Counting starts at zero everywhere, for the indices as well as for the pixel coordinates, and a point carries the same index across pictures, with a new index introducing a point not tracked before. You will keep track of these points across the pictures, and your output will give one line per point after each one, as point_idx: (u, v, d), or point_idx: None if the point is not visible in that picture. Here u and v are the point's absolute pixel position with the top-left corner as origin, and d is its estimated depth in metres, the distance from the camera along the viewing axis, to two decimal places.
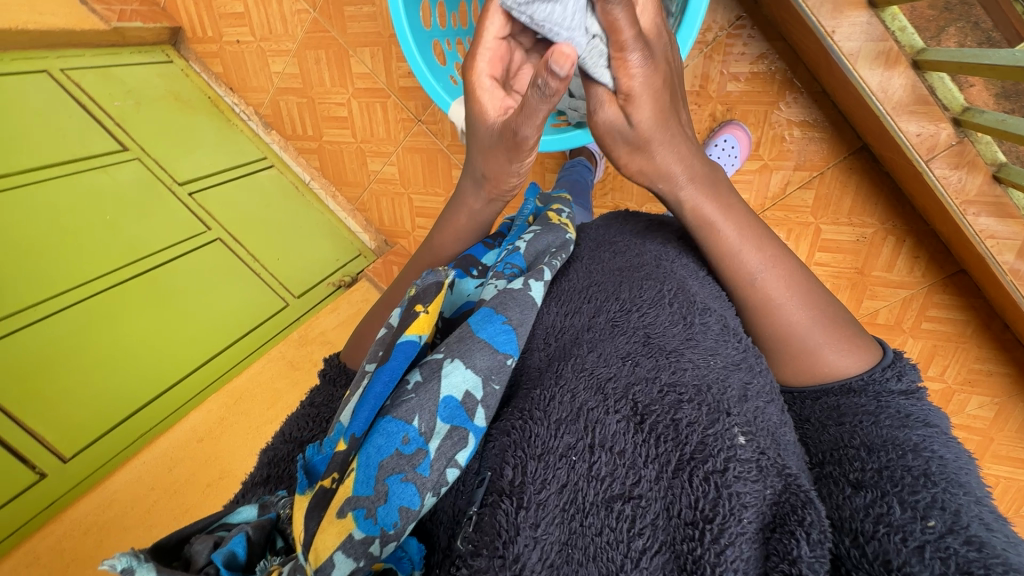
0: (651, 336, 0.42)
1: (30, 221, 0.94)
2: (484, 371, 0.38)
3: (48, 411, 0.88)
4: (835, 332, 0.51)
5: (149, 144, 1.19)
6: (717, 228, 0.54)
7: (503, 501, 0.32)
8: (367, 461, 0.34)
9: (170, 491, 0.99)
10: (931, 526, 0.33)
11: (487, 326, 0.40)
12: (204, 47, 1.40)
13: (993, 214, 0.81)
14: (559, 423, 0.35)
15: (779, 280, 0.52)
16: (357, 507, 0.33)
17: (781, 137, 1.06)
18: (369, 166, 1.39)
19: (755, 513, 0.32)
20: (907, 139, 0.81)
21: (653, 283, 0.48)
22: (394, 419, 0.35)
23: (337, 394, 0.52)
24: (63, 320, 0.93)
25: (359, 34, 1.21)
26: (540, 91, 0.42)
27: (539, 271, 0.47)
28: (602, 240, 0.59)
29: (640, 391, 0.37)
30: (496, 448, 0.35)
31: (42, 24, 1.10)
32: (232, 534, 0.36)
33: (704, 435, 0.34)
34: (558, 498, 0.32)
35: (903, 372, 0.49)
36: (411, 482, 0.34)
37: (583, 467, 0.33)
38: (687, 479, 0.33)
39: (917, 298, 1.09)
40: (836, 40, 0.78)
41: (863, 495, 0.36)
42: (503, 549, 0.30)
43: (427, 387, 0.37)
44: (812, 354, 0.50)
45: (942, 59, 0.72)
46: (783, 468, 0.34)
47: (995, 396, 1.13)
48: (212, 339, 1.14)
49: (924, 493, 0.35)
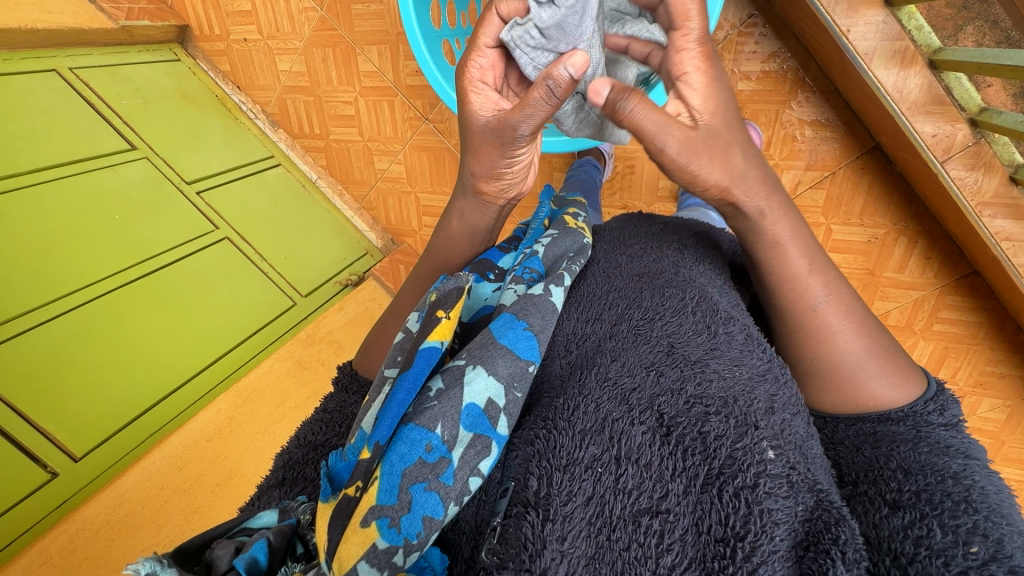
0: (674, 345, 0.42)
1: (40, 221, 0.94)
2: (507, 378, 0.38)
3: (59, 411, 0.88)
4: (885, 362, 0.49)
5: (157, 143, 1.19)
6: (786, 252, 0.50)
7: (529, 513, 0.32)
8: (390, 470, 0.34)
9: (180, 490, 0.99)
10: (973, 552, 0.33)
11: (509, 333, 0.40)
12: (211, 45, 1.40)
13: (1009, 216, 0.79)
14: (584, 434, 0.35)
15: (837, 309, 0.49)
16: (381, 516, 0.33)
17: (792, 137, 1.05)
18: (376, 165, 1.39)
19: (787, 531, 0.31)
20: (922, 139, 0.80)
21: (674, 291, 0.48)
22: (417, 427, 0.35)
23: (350, 399, 0.52)
24: (73, 320, 0.93)
25: (367, 32, 1.21)
26: (550, 92, 0.44)
27: (558, 276, 0.47)
28: (619, 243, 0.59)
29: (665, 403, 0.37)
30: (520, 458, 0.35)
31: (50, 22, 1.10)
32: (254, 540, 0.35)
33: (732, 449, 0.34)
34: (585, 511, 0.32)
35: (945, 407, 0.47)
36: (435, 490, 0.34)
37: (609, 479, 0.33)
38: (716, 494, 0.32)
39: (928, 299, 1.08)
40: (851, 39, 0.77)
41: (901, 515, 0.36)
42: (530, 562, 0.30)
43: (449, 394, 0.36)
44: (856, 383, 0.48)
45: (960, 59, 0.71)
46: (813, 484, 0.34)
47: (1006, 399, 1.12)
48: (222, 339, 1.14)
49: (966, 519, 0.35)
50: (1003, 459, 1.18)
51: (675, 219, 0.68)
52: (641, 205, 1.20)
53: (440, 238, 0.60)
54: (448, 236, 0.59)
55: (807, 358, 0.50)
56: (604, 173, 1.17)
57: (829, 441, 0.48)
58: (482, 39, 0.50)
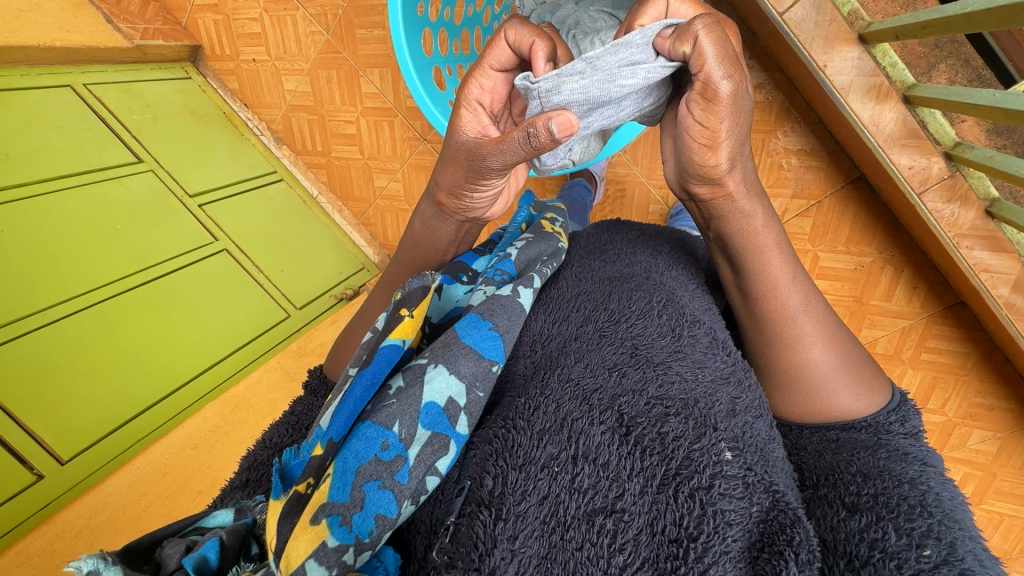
0: (638, 347, 0.43)
1: (45, 227, 0.97)
2: (469, 378, 0.39)
3: (51, 414, 0.90)
4: (853, 374, 0.51)
5: (164, 156, 1.23)
6: (769, 260, 0.51)
7: (482, 512, 0.32)
8: (344, 467, 0.35)
9: (163, 496, 1.01)
10: (926, 555, 0.34)
11: (473, 332, 0.41)
12: (222, 65, 1.45)
13: (987, 247, 0.81)
14: (542, 434, 0.36)
15: (814, 321, 0.51)
16: (333, 514, 0.34)
17: (779, 165, 1.07)
18: (375, 183, 1.42)
19: (741, 532, 0.33)
20: (899, 171, 0.81)
21: (642, 294, 0.50)
22: (373, 424, 0.36)
23: (317, 402, 0.54)
24: (72, 323, 0.96)
25: (370, 56, 1.26)
26: (528, 139, 0.43)
27: (528, 278, 0.48)
28: (594, 248, 0.61)
29: (626, 403, 0.38)
30: (478, 457, 0.36)
31: (68, 41, 1.15)
32: (206, 538, 0.36)
33: (690, 450, 0.35)
34: (539, 510, 0.33)
35: (907, 418, 0.49)
36: (388, 489, 0.35)
37: (565, 478, 0.34)
38: (672, 495, 0.33)
39: (916, 328, 1.09)
40: (827, 74, 0.79)
41: (858, 518, 0.37)
42: (480, 562, 0.30)
43: (409, 392, 0.37)
44: (823, 394, 0.50)
45: (932, 96, 0.73)
46: (770, 484, 0.36)
47: (997, 431, 1.11)
48: (216, 345, 1.17)
49: (921, 522, 0.36)
50: (995, 493, 1.16)
51: (649, 226, 0.70)
52: None
53: (412, 235, 0.59)
54: (414, 241, 0.59)
55: (779, 368, 0.52)
56: (596, 195, 1.19)
57: (793, 446, 0.50)
58: (488, 62, 0.50)
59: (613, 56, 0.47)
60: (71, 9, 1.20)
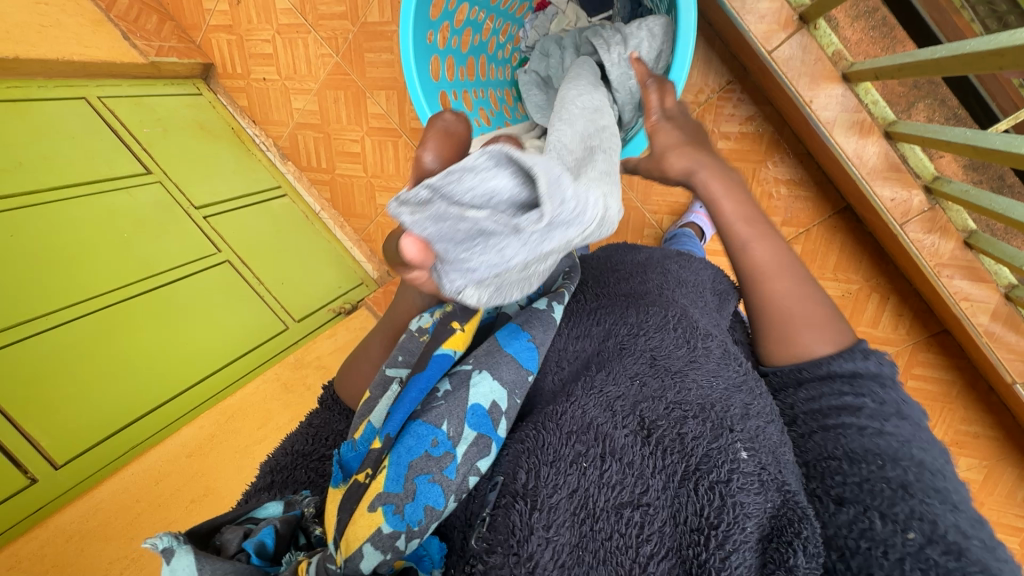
0: (657, 357, 0.45)
1: (54, 233, 0.99)
2: (510, 384, 0.42)
3: (48, 419, 0.91)
4: (820, 317, 0.55)
5: (173, 169, 1.26)
6: (725, 212, 0.57)
7: (517, 502, 0.35)
8: (397, 460, 0.38)
9: (155, 504, 0.99)
10: (911, 538, 0.37)
11: (513, 342, 0.44)
12: (232, 82, 1.49)
13: (965, 277, 0.85)
14: (570, 434, 0.38)
15: (778, 264, 0.56)
16: (387, 503, 0.36)
17: (769, 194, 1.11)
18: (377, 201, 1.46)
19: (756, 524, 0.35)
20: (882, 203, 0.85)
21: (657, 309, 0.52)
22: (425, 423, 0.39)
23: (336, 416, 0.54)
24: (73, 329, 0.97)
25: (377, 78, 1.30)
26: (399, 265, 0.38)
27: (558, 293, 0.52)
28: (606, 266, 0.64)
29: (648, 408, 0.40)
30: (510, 456, 0.38)
31: (86, 55, 1.19)
32: (262, 526, 0.39)
33: (708, 448, 0.38)
34: (569, 502, 0.35)
35: (875, 359, 0.53)
36: (438, 482, 0.37)
37: (593, 474, 0.36)
38: (693, 488, 0.36)
39: (903, 355, 1.11)
40: (813, 109, 0.83)
41: (846, 511, 0.40)
42: (518, 547, 0.33)
43: (456, 395, 0.41)
44: (791, 336, 0.55)
45: (910, 133, 0.77)
46: (782, 484, 0.38)
47: (983, 459, 1.13)
48: (214, 356, 1.18)
49: (903, 506, 0.39)
50: None
51: (653, 249, 0.71)
52: None
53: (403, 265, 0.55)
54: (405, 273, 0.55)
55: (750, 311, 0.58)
56: None
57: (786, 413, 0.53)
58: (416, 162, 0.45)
59: (459, 185, 0.34)
60: (91, 25, 1.24)
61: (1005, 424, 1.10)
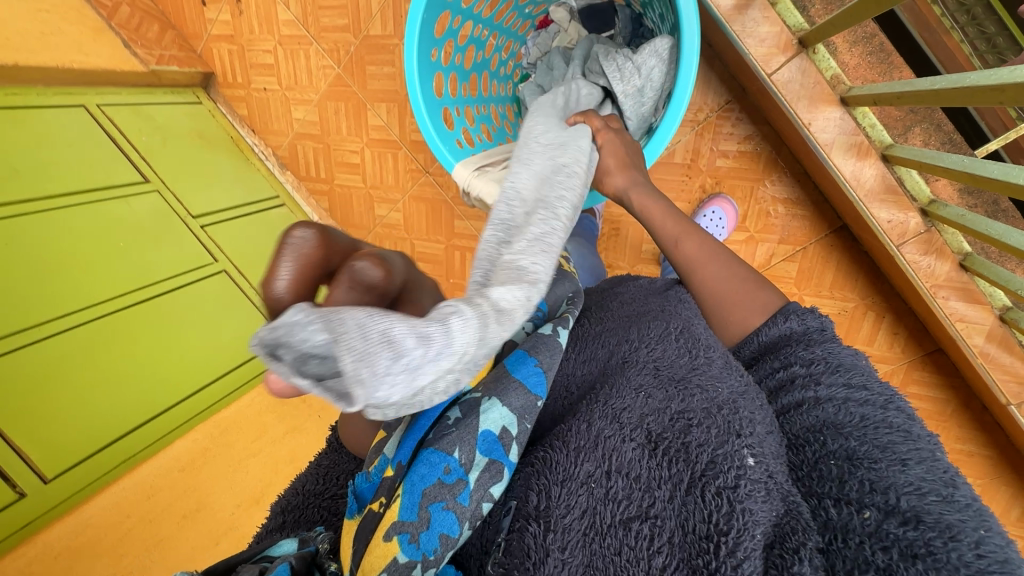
0: (660, 368, 0.47)
1: (48, 242, 0.98)
2: (519, 410, 0.44)
3: (40, 431, 0.90)
4: (752, 293, 0.61)
5: (169, 177, 1.24)
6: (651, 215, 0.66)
7: (530, 525, 0.38)
8: (412, 488, 0.40)
9: (145, 519, 1.01)
10: (868, 516, 0.38)
11: (521, 368, 0.46)
12: (233, 92, 1.49)
13: (961, 298, 0.86)
14: (579, 452, 0.41)
15: (703, 251, 0.63)
16: (402, 532, 0.39)
17: (766, 212, 1.12)
18: (376, 212, 1.45)
19: (762, 529, 0.37)
20: (879, 225, 0.86)
21: (659, 323, 0.54)
22: (437, 451, 0.41)
23: (344, 456, 0.55)
24: (64, 340, 0.95)
25: (378, 91, 1.31)
26: None
27: (563, 318, 0.54)
28: (609, 292, 0.67)
29: (653, 421, 0.43)
30: (522, 480, 0.42)
31: (87, 63, 1.19)
32: (277, 563, 0.38)
33: (713, 455, 0.40)
34: (580, 522, 0.38)
35: (806, 321, 0.57)
36: (452, 509, 0.39)
37: (600, 492, 0.39)
38: (699, 495, 0.38)
39: (897, 373, 1.12)
40: (812, 131, 0.85)
41: (809, 501, 0.41)
42: (534, 567, 0.37)
43: (467, 422, 0.42)
44: (732, 317, 0.61)
45: (907, 157, 0.78)
46: (787, 493, 0.40)
47: (978, 478, 1.13)
48: (208, 368, 1.17)
49: (856, 482, 0.40)
50: None
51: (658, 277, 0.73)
52: (624, 266, 1.26)
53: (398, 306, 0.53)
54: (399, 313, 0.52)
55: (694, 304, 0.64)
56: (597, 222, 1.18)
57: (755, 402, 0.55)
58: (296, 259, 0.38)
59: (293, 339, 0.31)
60: (92, 34, 1.24)
61: (999, 443, 1.10)
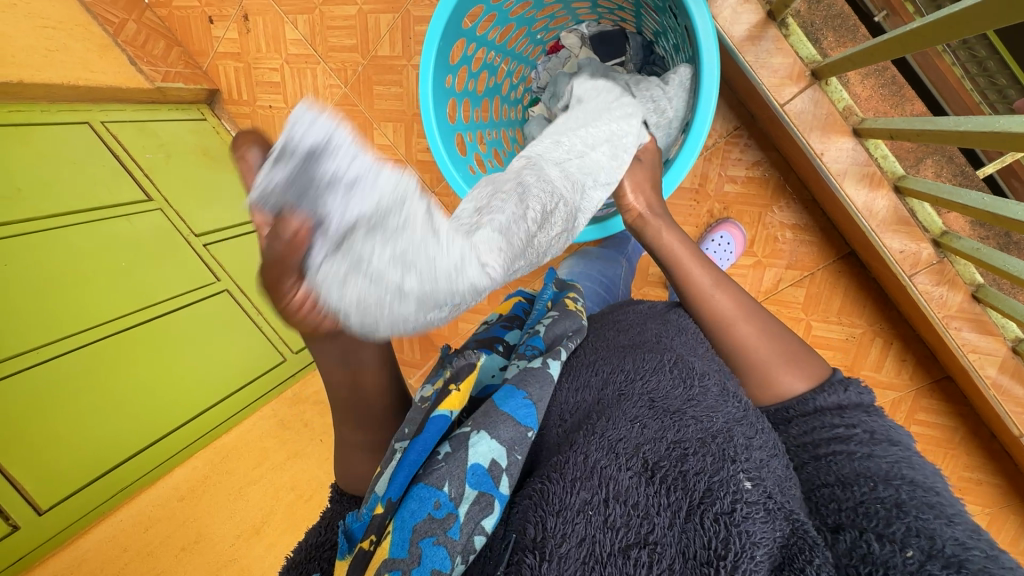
0: (655, 399, 0.46)
1: (48, 263, 0.96)
2: (508, 441, 0.42)
3: (35, 463, 0.89)
4: (791, 356, 0.60)
5: (173, 195, 1.23)
6: (683, 260, 0.66)
7: (527, 558, 0.35)
8: (402, 525, 0.39)
9: (143, 553, 0.97)
10: (910, 556, 0.37)
11: (509, 401, 0.44)
12: (237, 108, 1.48)
13: (973, 328, 0.86)
14: (574, 481, 0.38)
15: (737, 304, 0.63)
16: (394, 569, 0.37)
17: (774, 237, 1.11)
18: None
19: (765, 554, 0.36)
20: (891, 254, 0.86)
21: (653, 354, 0.52)
22: (427, 486, 0.40)
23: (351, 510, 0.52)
24: (64, 363, 0.94)
25: (385, 110, 1.30)
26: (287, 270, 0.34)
27: (556, 351, 0.53)
28: (608, 321, 0.65)
29: (650, 449, 0.41)
30: (519, 513, 0.38)
31: (92, 81, 1.18)
32: None
33: (710, 482, 0.39)
34: (578, 552, 0.35)
35: (849, 387, 0.56)
36: (442, 544, 0.37)
37: (598, 520, 0.36)
38: (698, 522, 0.37)
39: (906, 400, 1.11)
40: (824, 161, 0.85)
41: (845, 536, 0.40)
42: None
43: (456, 455, 0.41)
44: (771, 373, 0.59)
45: (921, 189, 0.78)
46: (789, 514, 0.39)
47: (986, 506, 1.12)
48: (207, 391, 1.14)
49: (899, 525, 0.39)
50: None
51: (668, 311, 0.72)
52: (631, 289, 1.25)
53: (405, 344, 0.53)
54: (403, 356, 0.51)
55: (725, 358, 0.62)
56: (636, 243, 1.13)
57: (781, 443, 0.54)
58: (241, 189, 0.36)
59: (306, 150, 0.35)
60: (98, 52, 1.25)
61: (1007, 471, 1.09)
